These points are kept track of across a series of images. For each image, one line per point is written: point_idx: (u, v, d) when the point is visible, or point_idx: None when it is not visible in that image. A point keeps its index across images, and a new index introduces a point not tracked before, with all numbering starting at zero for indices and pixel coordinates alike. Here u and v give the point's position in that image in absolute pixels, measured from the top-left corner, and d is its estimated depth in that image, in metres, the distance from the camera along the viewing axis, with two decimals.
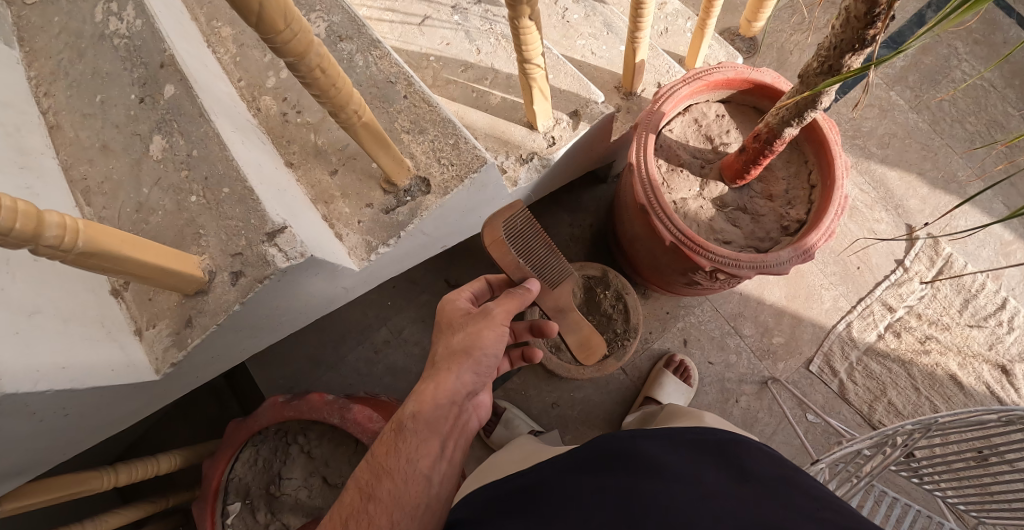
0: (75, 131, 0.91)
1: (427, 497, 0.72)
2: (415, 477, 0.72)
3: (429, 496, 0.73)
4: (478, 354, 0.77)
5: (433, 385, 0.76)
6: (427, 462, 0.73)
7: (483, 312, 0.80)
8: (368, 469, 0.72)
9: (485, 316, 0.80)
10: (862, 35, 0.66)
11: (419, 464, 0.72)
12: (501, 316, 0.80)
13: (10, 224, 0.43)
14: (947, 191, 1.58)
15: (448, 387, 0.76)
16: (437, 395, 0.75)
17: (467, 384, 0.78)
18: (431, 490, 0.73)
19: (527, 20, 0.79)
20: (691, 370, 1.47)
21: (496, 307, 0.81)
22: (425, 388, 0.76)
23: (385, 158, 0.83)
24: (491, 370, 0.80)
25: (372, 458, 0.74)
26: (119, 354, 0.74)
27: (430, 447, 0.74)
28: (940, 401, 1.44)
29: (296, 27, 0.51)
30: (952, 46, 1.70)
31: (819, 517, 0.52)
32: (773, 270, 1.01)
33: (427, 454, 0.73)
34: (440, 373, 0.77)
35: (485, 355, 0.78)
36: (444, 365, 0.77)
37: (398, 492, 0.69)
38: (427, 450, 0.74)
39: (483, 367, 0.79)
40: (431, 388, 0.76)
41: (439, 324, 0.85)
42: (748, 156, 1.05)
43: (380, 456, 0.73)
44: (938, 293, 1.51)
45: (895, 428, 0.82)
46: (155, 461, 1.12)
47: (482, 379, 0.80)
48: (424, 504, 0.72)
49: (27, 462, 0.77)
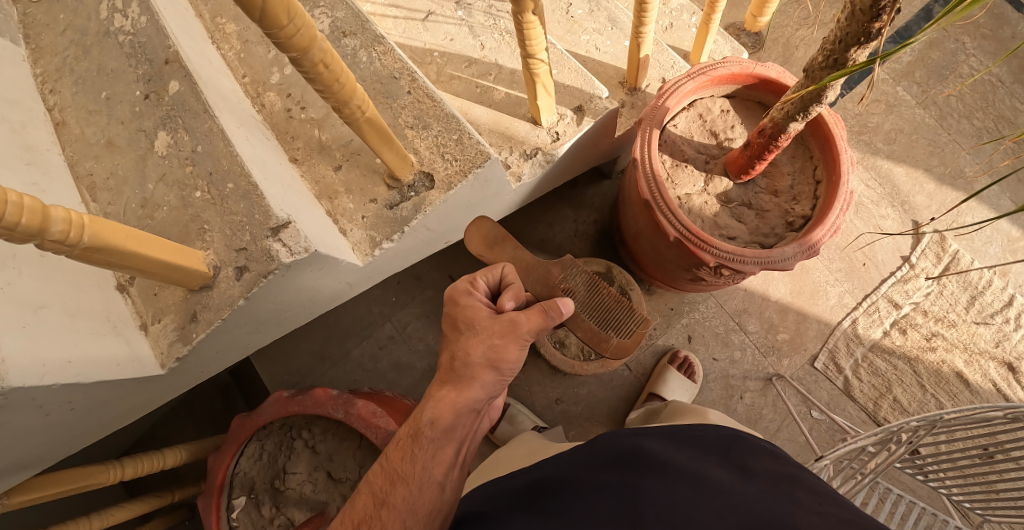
0: (81, 127, 0.92)
1: (439, 503, 0.71)
2: (429, 485, 0.70)
3: (441, 502, 0.71)
4: (502, 368, 0.72)
5: (453, 391, 0.72)
6: (441, 470, 0.71)
7: (509, 323, 0.73)
8: (382, 473, 0.71)
9: (513, 329, 0.72)
10: (867, 28, 0.66)
11: (433, 472, 0.70)
12: (526, 332, 0.73)
13: (15, 219, 0.43)
14: (953, 187, 1.57)
15: (469, 395, 0.71)
16: (456, 403, 0.71)
17: (485, 393, 0.73)
18: (443, 496, 0.72)
19: (531, 15, 0.78)
20: (695, 366, 1.47)
21: (524, 315, 0.74)
22: (444, 393, 0.72)
23: (390, 153, 0.83)
24: (512, 380, 0.76)
25: (386, 462, 0.72)
26: (125, 348, 0.75)
27: (445, 455, 0.71)
28: (946, 397, 1.43)
29: (299, 22, 0.51)
30: (960, 41, 1.68)
31: (821, 512, 0.52)
32: (778, 265, 1.01)
33: (442, 462, 0.71)
34: (461, 381, 0.72)
35: (502, 366, 0.73)
36: (464, 373, 0.72)
37: (413, 499, 0.68)
38: (442, 457, 0.71)
39: (505, 378, 0.74)
40: (450, 393, 0.72)
41: (454, 322, 0.77)
42: (753, 151, 1.04)
43: (395, 461, 0.71)
44: (944, 289, 1.50)
45: (901, 424, 0.81)
46: (161, 456, 1.13)
47: (500, 387, 0.76)
48: (436, 511, 0.71)
49: (34, 455, 0.77)
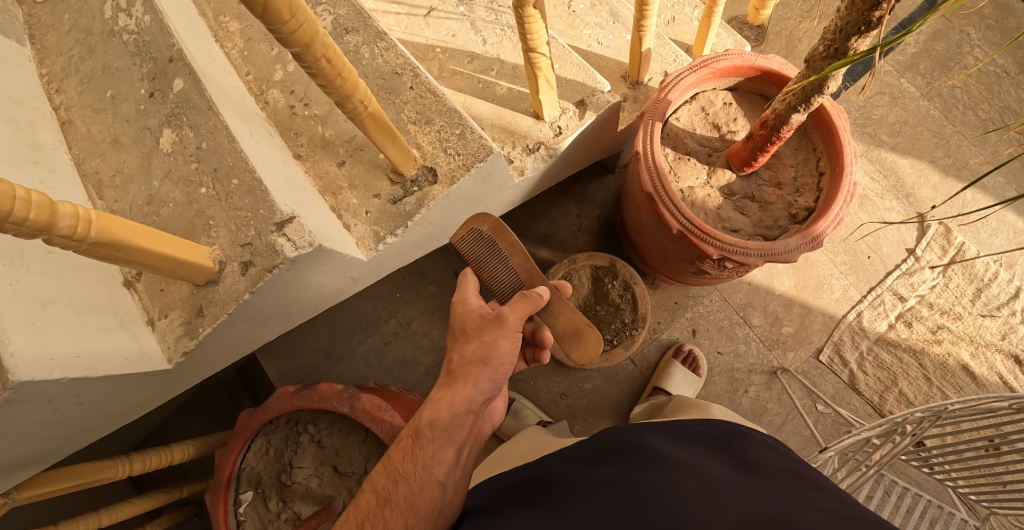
0: (87, 126, 0.93)
1: (441, 504, 0.68)
2: (431, 485, 0.67)
3: (444, 502, 0.69)
4: (494, 364, 0.72)
5: (449, 392, 0.72)
6: (443, 470, 0.69)
7: (496, 320, 0.74)
8: (385, 472, 0.69)
9: (500, 324, 0.74)
10: (867, 17, 0.65)
11: (435, 472, 0.68)
12: (515, 325, 0.74)
13: (24, 214, 0.44)
14: (957, 178, 1.56)
15: (464, 394, 0.72)
16: (454, 402, 0.71)
17: (483, 392, 0.73)
18: (445, 497, 0.69)
19: (531, 8, 0.79)
20: (700, 360, 1.46)
21: (510, 313, 0.75)
22: (442, 395, 0.72)
23: (392, 149, 0.83)
24: (508, 378, 0.76)
25: (388, 462, 0.71)
26: (133, 343, 0.77)
27: (446, 455, 0.70)
28: (951, 390, 1.43)
29: (300, 17, 0.51)
30: (964, 32, 1.67)
31: (822, 508, 0.52)
32: (781, 258, 1.00)
33: (443, 462, 0.69)
34: (456, 381, 0.72)
35: (501, 365, 0.73)
36: (459, 372, 0.73)
37: (414, 498, 0.66)
38: (443, 458, 0.69)
39: (500, 376, 0.74)
40: (445, 393, 0.72)
41: (453, 329, 0.80)
42: (755, 143, 1.04)
43: (397, 461, 0.70)
44: (949, 282, 1.49)
45: (904, 416, 0.80)
46: (169, 451, 1.14)
47: (498, 387, 0.76)
48: (438, 511, 0.68)
49: (42, 451, 0.78)
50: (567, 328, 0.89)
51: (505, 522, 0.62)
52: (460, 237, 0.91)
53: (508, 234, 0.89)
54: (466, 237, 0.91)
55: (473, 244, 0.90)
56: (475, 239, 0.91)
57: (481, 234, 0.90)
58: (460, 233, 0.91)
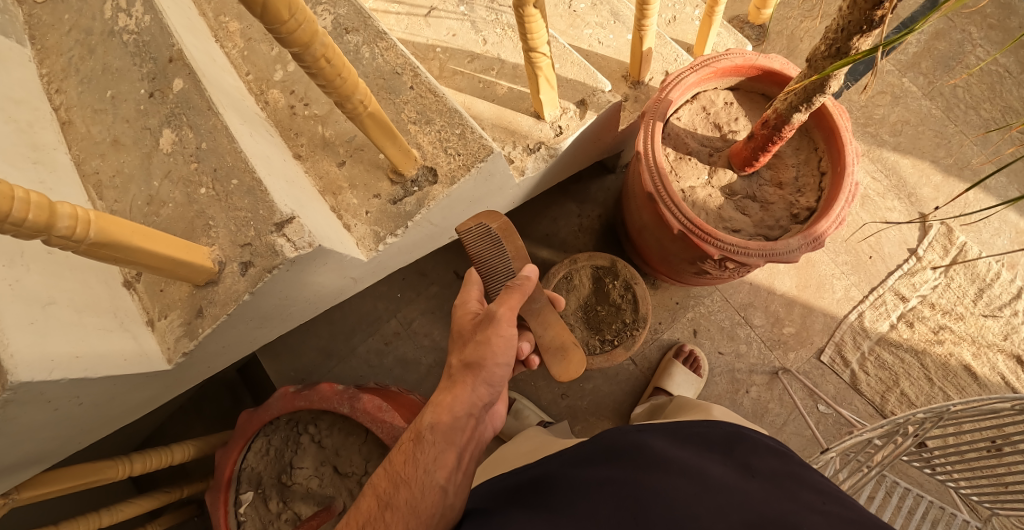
0: (87, 126, 0.93)
1: (442, 507, 0.68)
2: (432, 488, 0.67)
3: (444, 506, 0.68)
4: (489, 365, 0.72)
5: (449, 395, 0.72)
6: (444, 473, 0.68)
7: (486, 318, 0.75)
8: (386, 476, 0.69)
9: (491, 322, 0.74)
10: (869, 16, 0.65)
11: (436, 475, 0.68)
12: (505, 318, 0.74)
13: (23, 215, 0.44)
14: (959, 178, 1.56)
15: (465, 398, 0.72)
16: (454, 405, 0.71)
17: (483, 395, 0.74)
18: (446, 500, 0.69)
19: (531, 8, 0.78)
20: (701, 361, 1.46)
21: (499, 308, 0.75)
22: (442, 398, 0.72)
23: (393, 149, 0.83)
24: (505, 381, 0.76)
25: (389, 465, 0.70)
26: (133, 344, 0.76)
27: (447, 458, 0.69)
28: (953, 391, 1.43)
29: (300, 17, 0.51)
30: (966, 31, 1.67)
31: (824, 511, 0.52)
32: (783, 258, 1.00)
33: (444, 465, 0.69)
34: (456, 384, 0.72)
35: (496, 367, 0.73)
36: (459, 375, 0.73)
37: (415, 501, 0.65)
38: (444, 461, 0.69)
39: (496, 379, 0.74)
40: (446, 396, 0.72)
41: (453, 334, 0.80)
42: (756, 143, 1.04)
43: (398, 464, 0.69)
44: (951, 282, 1.49)
45: (906, 417, 0.80)
46: (169, 451, 1.14)
47: (497, 390, 0.76)
48: (439, 514, 0.67)
49: (41, 452, 0.78)
50: (554, 342, 0.89)
51: (505, 523, 0.61)
52: (467, 228, 0.90)
53: (516, 238, 0.90)
54: (474, 230, 0.91)
55: (479, 238, 0.90)
56: (482, 234, 0.90)
57: (489, 230, 0.90)
58: (468, 225, 0.91)
